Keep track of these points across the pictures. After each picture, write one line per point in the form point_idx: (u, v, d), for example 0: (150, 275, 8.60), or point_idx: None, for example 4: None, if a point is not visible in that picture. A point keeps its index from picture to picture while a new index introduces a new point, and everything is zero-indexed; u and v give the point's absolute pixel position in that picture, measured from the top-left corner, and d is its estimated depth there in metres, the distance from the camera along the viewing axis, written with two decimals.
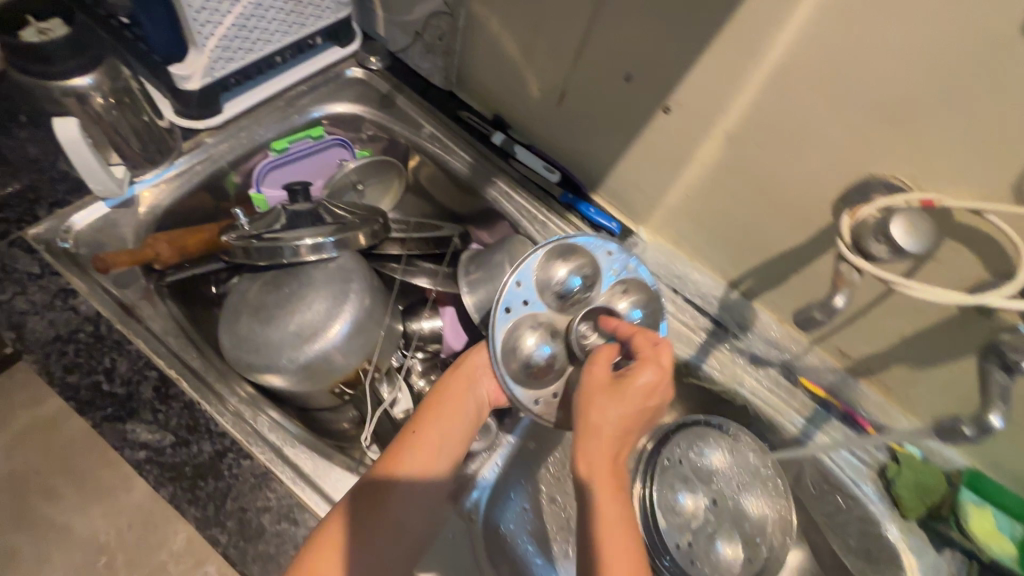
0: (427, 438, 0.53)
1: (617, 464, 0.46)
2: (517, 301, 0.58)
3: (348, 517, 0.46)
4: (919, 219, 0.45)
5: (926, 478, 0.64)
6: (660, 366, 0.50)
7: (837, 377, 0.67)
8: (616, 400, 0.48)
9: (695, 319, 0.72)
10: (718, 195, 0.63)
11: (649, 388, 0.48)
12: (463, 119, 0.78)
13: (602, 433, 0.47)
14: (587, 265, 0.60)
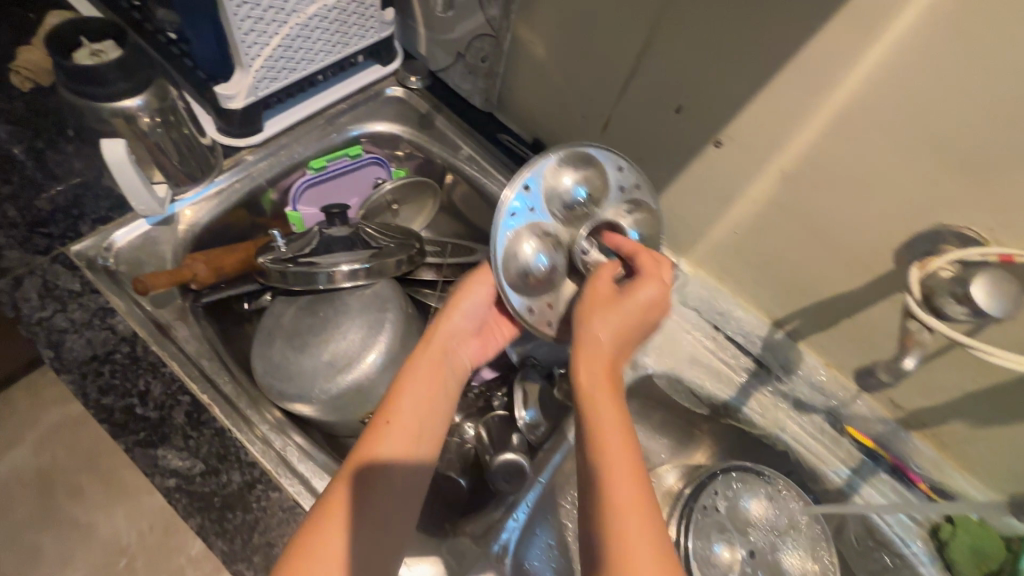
0: (409, 410, 0.47)
1: (616, 379, 0.44)
2: (525, 202, 0.51)
3: (339, 504, 0.42)
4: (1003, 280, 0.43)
5: (983, 543, 0.59)
6: (661, 281, 0.48)
7: (887, 428, 0.64)
8: (615, 315, 0.46)
9: (736, 358, 0.69)
10: (770, 233, 0.60)
11: (650, 303, 0.47)
12: (504, 142, 0.77)
13: (599, 350, 0.45)
14: (595, 177, 0.54)
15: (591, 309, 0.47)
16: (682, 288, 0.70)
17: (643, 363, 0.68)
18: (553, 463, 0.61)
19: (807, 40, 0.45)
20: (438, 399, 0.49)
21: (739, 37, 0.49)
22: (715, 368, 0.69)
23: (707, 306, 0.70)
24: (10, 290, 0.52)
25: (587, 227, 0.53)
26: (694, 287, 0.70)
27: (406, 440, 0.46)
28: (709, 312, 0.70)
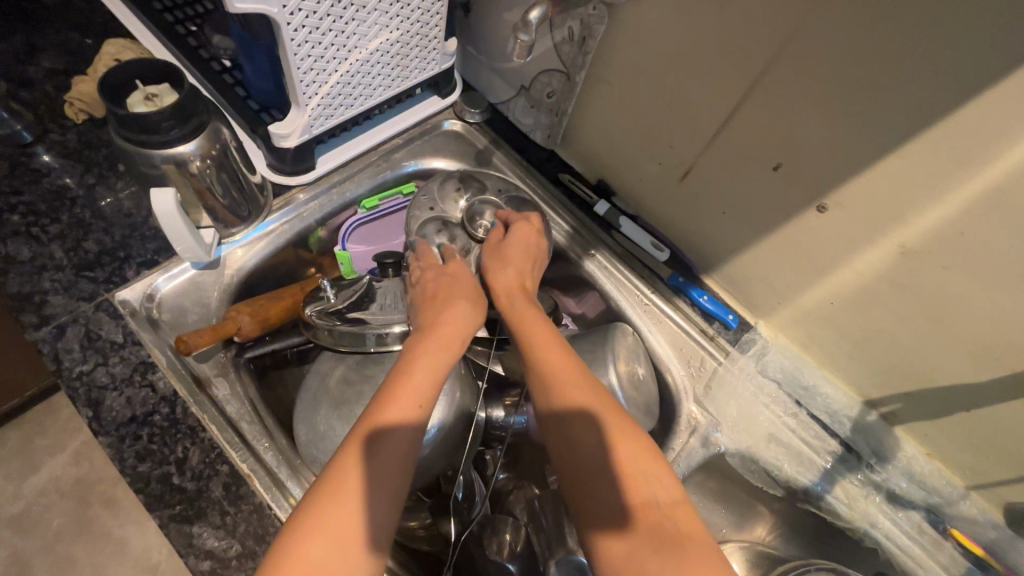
0: (415, 370, 0.45)
1: (530, 301, 0.55)
2: (423, 203, 0.63)
3: (352, 484, 0.38)
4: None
5: None
6: (531, 221, 0.61)
7: (1001, 535, 0.56)
8: (508, 255, 0.58)
9: (820, 439, 0.61)
10: (878, 310, 0.52)
11: (535, 241, 0.60)
12: (563, 181, 0.71)
13: (508, 283, 0.56)
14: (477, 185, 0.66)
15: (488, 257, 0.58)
16: (762, 355, 0.63)
17: (716, 440, 0.62)
18: None
19: (957, 108, 0.38)
20: (447, 356, 0.48)
21: (866, 97, 0.42)
22: (796, 449, 0.61)
23: (790, 378, 0.62)
24: (52, 340, 0.50)
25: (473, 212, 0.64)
26: (775, 356, 0.63)
27: (418, 400, 0.43)
28: (791, 385, 0.63)
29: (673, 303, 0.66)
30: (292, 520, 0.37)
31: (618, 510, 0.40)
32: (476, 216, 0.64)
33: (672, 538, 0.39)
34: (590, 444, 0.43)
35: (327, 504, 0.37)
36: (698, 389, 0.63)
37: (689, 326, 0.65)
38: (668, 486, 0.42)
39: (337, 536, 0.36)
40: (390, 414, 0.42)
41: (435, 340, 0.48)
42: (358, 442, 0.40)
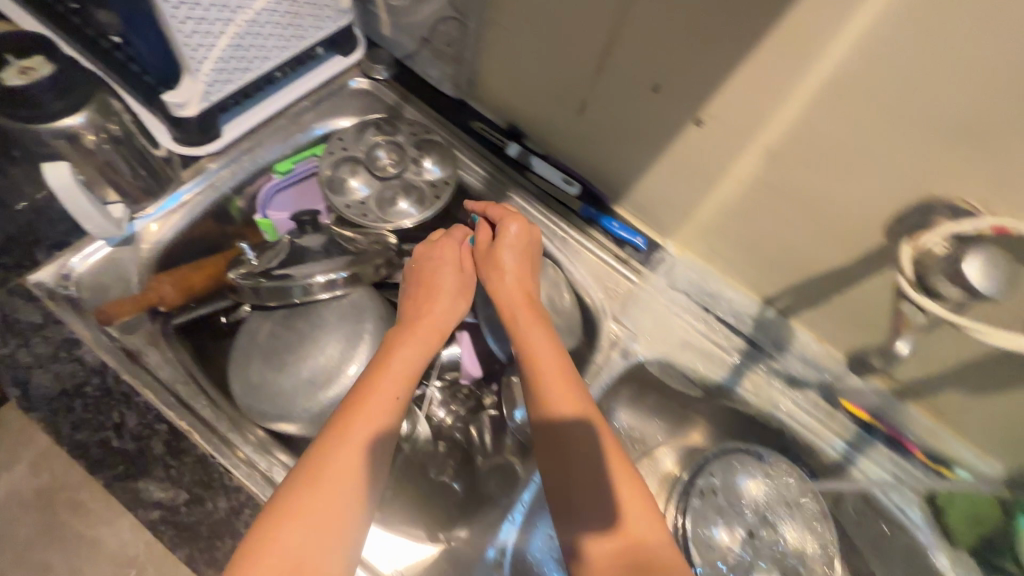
0: (391, 378, 0.48)
1: (525, 308, 0.56)
2: (336, 145, 0.68)
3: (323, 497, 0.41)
4: (996, 257, 0.43)
5: (978, 507, 0.60)
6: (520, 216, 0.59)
7: (882, 400, 0.64)
8: (504, 258, 0.57)
9: (727, 339, 0.68)
10: (759, 212, 0.57)
11: (530, 238, 0.59)
12: (475, 129, 0.73)
13: (503, 289, 0.56)
14: (385, 129, 0.70)
15: (481, 260, 0.58)
16: (670, 271, 0.69)
17: (634, 352, 0.67)
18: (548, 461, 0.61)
19: (788, 10, 0.42)
20: (419, 364, 0.51)
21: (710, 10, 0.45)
22: (704, 349, 0.67)
23: (695, 288, 0.68)
24: None
25: (380, 149, 0.69)
26: (682, 270, 0.68)
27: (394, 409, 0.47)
28: (697, 294, 0.68)
29: (586, 232, 0.71)
30: (266, 514, 0.41)
31: (600, 525, 0.45)
32: (381, 154, 0.68)
33: (642, 561, 0.43)
34: (578, 459, 0.47)
35: (306, 504, 0.41)
36: (615, 308, 0.68)
37: (603, 252, 0.70)
38: (641, 501, 0.46)
39: (312, 539, 0.40)
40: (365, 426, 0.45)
41: (416, 349, 0.51)
42: (337, 448, 0.43)
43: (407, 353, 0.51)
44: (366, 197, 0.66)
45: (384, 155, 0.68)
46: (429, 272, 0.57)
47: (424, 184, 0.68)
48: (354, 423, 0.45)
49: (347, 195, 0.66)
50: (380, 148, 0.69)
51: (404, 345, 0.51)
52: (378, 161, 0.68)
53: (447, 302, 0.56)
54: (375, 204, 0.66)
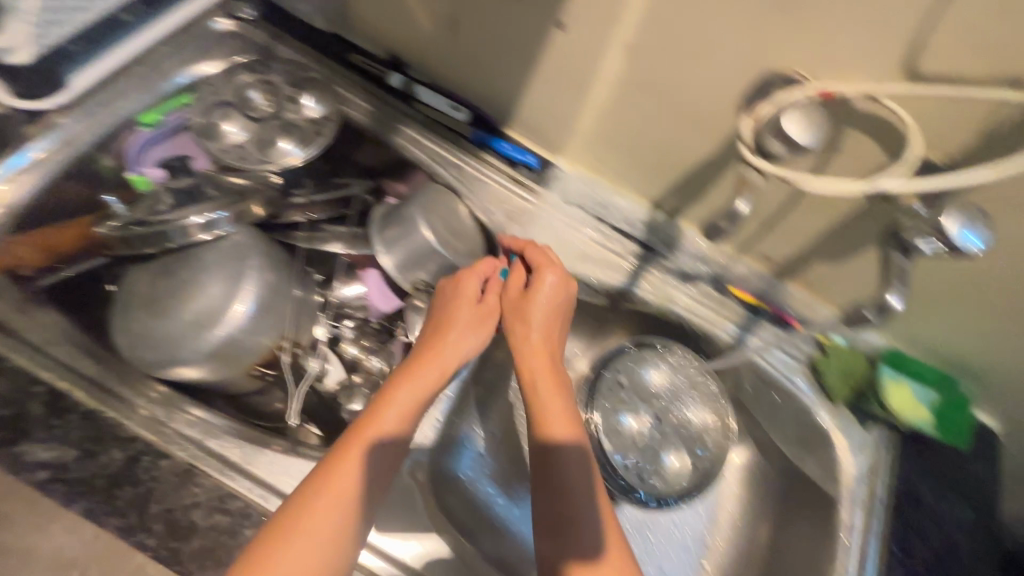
0: (398, 406, 0.52)
1: (547, 364, 0.58)
2: (208, 92, 0.65)
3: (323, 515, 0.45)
4: (814, 112, 0.43)
5: (849, 364, 0.67)
6: (558, 267, 0.60)
7: (763, 283, 0.69)
8: (534, 312, 0.59)
9: (623, 245, 0.71)
10: (631, 113, 0.60)
11: (566, 291, 0.60)
12: (354, 63, 0.71)
13: (528, 343, 0.58)
14: (257, 68, 0.68)
15: (513, 308, 0.60)
16: (564, 187, 0.71)
17: None
18: None
19: None
20: (419, 405, 0.54)
21: None
22: (603, 258, 0.70)
23: (588, 199, 0.71)
24: None
25: (254, 89, 0.66)
26: (574, 183, 0.70)
27: (393, 451, 0.51)
28: (591, 205, 0.71)
29: (479, 157, 0.71)
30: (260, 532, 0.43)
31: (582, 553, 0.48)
32: (253, 94, 0.65)
33: None
34: (567, 505, 0.50)
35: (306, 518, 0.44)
36: (514, 227, 0.69)
37: (499, 176, 0.71)
38: (618, 536, 0.50)
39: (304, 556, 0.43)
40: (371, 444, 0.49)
41: (423, 384, 0.54)
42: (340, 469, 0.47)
43: (415, 389, 0.54)
44: (246, 140, 0.64)
45: (257, 94, 0.66)
46: (452, 311, 0.58)
47: (304, 122, 0.66)
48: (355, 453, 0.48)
49: (222, 139, 0.64)
50: (253, 87, 0.66)
51: (412, 384, 0.54)
52: (251, 102, 0.65)
53: (461, 343, 0.58)
54: (255, 146, 0.64)
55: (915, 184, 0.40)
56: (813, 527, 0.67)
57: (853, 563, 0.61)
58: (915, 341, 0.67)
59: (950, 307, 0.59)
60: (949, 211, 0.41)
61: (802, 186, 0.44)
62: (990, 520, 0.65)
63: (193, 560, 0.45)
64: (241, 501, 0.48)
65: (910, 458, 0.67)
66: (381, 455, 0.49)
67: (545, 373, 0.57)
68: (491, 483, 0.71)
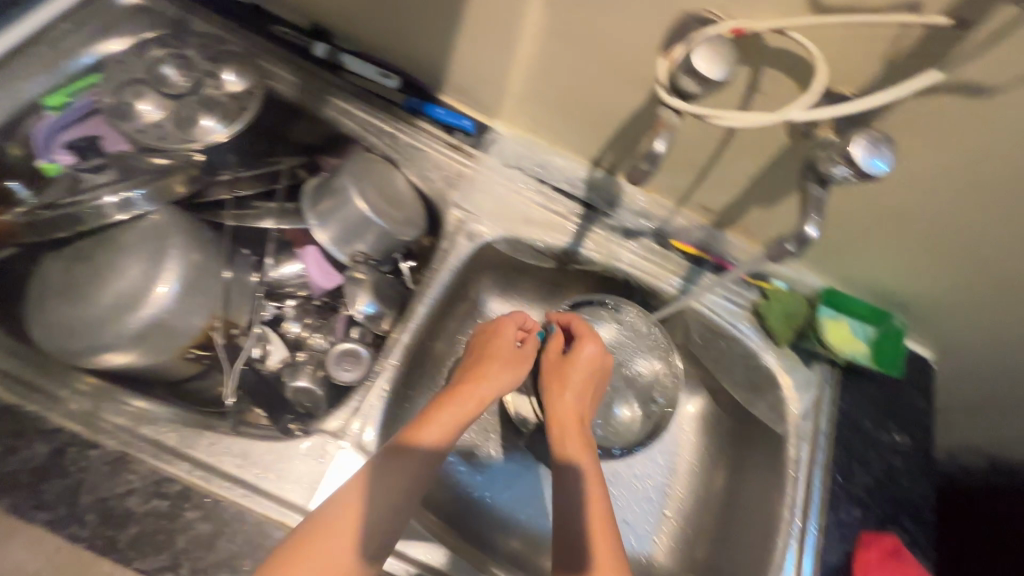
0: (438, 428, 0.51)
1: (580, 426, 0.60)
2: (119, 70, 0.62)
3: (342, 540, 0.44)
4: (724, 46, 0.42)
5: (789, 306, 0.69)
6: (597, 340, 0.63)
7: (704, 233, 0.71)
8: (572, 376, 0.61)
9: (565, 206, 0.71)
10: (560, 69, 0.59)
11: (603, 361, 0.63)
12: (277, 35, 0.68)
13: (565, 407, 0.60)
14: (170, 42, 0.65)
15: (554, 367, 0.62)
16: (502, 150, 0.70)
17: (480, 233, 0.68)
18: (402, 343, 0.60)
19: None
20: (456, 429, 0.53)
21: None
22: (548, 220, 0.70)
23: (527, 161, 0.70)
24: None
25: (167, 66, 0.62)
26: (512, 146, 0.70)
27: (418, 482, 0.49)
28: (531, 167, 0.70)
29: (413, 125, 0.70)
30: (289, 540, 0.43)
31: None
32: (163, 68, 0.62)
33: None
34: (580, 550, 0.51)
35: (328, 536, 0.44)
36: (453, 194, 0.68)
37: (435, 142, 0.69)
38: None
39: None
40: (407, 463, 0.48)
41: (462, 408, 0.54)
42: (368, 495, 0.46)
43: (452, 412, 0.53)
44: (163, 117, 0.61)
45: (169, 68, 0.62)
46: (491, 347, 0.61)
47: (225, 97, 0.63)
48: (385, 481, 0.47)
49: (137, 119, 0.60)
50: (168, 62, 0.62)
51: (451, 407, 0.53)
52: (163, 77, 0.62)
53: (498, 376, 0.58)
54: (171, 125, 0.60)
55: (817, 113, 0.42)
56: (764, 468, 0.69)
57: (801, 495, 0.64)
58: (850, 279, 0.69)
59: (873, 240, 0.62)
60: (858, 138, 0.42)
61: (716, 122, 0.45)
62: (926, 444, 0.68)
63: (131, 546, 0.44)
64: (179, 485, 0.47)
65: (851, 392, 0.69)
66: (413, 481, 0.48)
67: (575, 431, 0.59)
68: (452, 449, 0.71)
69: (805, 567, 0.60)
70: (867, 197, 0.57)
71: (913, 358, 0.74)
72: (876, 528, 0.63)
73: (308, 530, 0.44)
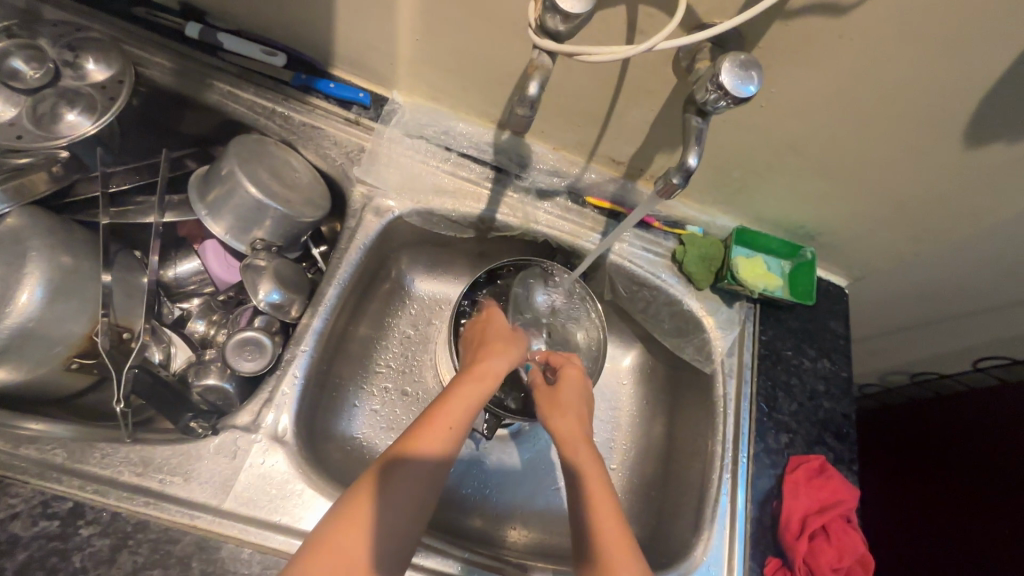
0: (447, 412, 0.50)
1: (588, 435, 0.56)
2: None
3: (352, 536, 0.43)
4: None
5: (706, 249, 0.70)
6: (577, 366, 0.63)
7: (617, 186, 0.71)
8: (566, 395, 0.60)
9: (475, 171, 0.70)
10: (445, 29, 0.57)
11: (587, 384, 0.62)
12: (142, 18, 0.64)
13: (570, 423, 0.57)
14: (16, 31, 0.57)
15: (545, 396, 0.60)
16: (403, 121, 0.68)
17: (388, 208, 0.66)
18: (313, 328, 0.57)
19: None
20: (465, 417, 0.50)
21: None
22: (459, 188, 0.69)
23: (430, 130, 0.69)
24: None
25: (19, 57, 0.56)
26: (412, 116, 0.68)
27: (429, 478, 0.47)
28: (434, 134, 0.69)
29: (305, 103, 0.66)
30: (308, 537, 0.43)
31: None
32: (11, 61, 0.56)
33: None
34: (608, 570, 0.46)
35: (340, 531, 0.43)
36: (355, 169, 0.66)
37: (331, 119, 0.67)
38: None
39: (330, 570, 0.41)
40: (419, 448, 0.47)
41: (472, 393, 0.52)
42: (381, 490, 0.45)
43: (461, 402, 0.51)
44: (21, 116, 0.56)
45: (21, 59, 0.56)
46: (490, 333, 0.61)
47: (88, 88, 0.58)
48: (396, 475, 0.46)
49: None
50: (19, 51, 0.56)
51: (458, 396, 0.52)
52: (14, 71, 0.56)
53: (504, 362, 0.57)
54: (30, 122, 0.56)
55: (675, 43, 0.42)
56: (696, 408, 0.70)
57: (732, 429, 0.66)
58: (761, 217, 0.71)
59: (777, 174, 0.63)
60: (724, 63, 0.42)
61: (586, 60, 0.45)
62: (846, 366, 0.71)
63: (21, 571, 0.42)
64: (69, 501, 0.44)
65: (770, 325, 0.72)
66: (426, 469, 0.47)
67: (584, 439, 0.55)
68: (391, 433, 0.69)
69: (738, 496, 0.62)
70: (757, 129, 0.57)
71: (829, 286, 0.77)
72: (804, 452, 0.65)
73: (322, 526, 0.43)
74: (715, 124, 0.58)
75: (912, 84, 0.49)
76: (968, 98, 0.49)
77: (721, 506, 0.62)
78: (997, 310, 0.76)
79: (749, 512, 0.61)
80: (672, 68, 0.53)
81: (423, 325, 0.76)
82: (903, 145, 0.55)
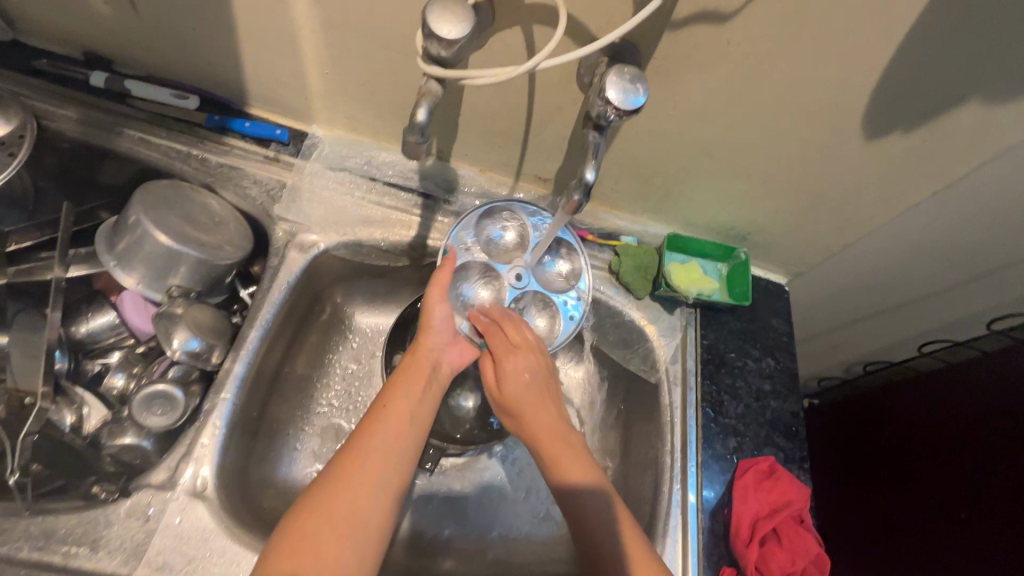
0: (396, 394, 0.52)
1: (547, 414, 0.56)
2: None
3: (328, 523, 0.44)
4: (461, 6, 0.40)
5: (640, 258, 0.70)
6: (519, 348, 0.58)
7: (546, 203, 0.70)
8: (513, 385, 0.56)
9: (402, 199, 0.69)
10: (352, 61, 0.56)
11: (532, 360, 0.58)
12: (44, 69, 0.62)
13: (533, 414, 0.55)
14: None
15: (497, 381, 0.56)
16: (324, 154, 0.68)
17: (313, 243, 0.65)
18: (235, 374, 0.55)
19: None
20: (414, 396, 0.53)
21: None
22: (387, 218, 0.68)
23: (353, 161, 0.68)
24: None
25: None
26: (333, 148, 0.68)
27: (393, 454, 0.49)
28: (357, 165, 0.68)
29: (221, 143, 0.65)
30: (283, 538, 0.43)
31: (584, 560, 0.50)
32: None
33: None
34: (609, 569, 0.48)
35: (318, 520, 0.44)
36: (275, 207, 0.65)
37: (250, 157, 0.66)
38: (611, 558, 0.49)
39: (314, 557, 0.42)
40: (375, 432, 0.49)
41: (408, 371, 0.55)
42: (350, 476, 0.46)
43: (404, 389, 0.53)
44: None
45: None
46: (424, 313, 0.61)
47: None
48: (359, 462, 0.47)
49: None
50: None
51: (402, 382, 0.54)
52: None
53: (439, 335, 0.58)
54: None
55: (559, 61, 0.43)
56: (646, 419, 0.69)
57: (679, 437, 0.65)
58: (691, 223, 0.71)
59: (697, 179, 0.64)
60: (610, 78, 0.42)
61: (478, 84, 0.45)
62: (790, 363, 0.71)
63: None
64: None
65: (711, 328, 0.72)
66: (386, 449, 0.49)
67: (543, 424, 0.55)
68: None
69: (688, 507, 0.61)
70: (668, 136, 0.58)
71: (768, 285, 0.77)
72: (752, 454, 0.65)
73: (298, 522, 0.44)
74: (623, 133, 0.58)
75: (802, 83, 0.50)
76: (859, 94, 0.50)
77: (672, 518, 0.61)
78: (933, 295, 0.77)
79: (699, 522, 0.61)
80: (577, 85, 0.54)
81: (367, 358, 0.74)
82: (807, 143, 0.56)
